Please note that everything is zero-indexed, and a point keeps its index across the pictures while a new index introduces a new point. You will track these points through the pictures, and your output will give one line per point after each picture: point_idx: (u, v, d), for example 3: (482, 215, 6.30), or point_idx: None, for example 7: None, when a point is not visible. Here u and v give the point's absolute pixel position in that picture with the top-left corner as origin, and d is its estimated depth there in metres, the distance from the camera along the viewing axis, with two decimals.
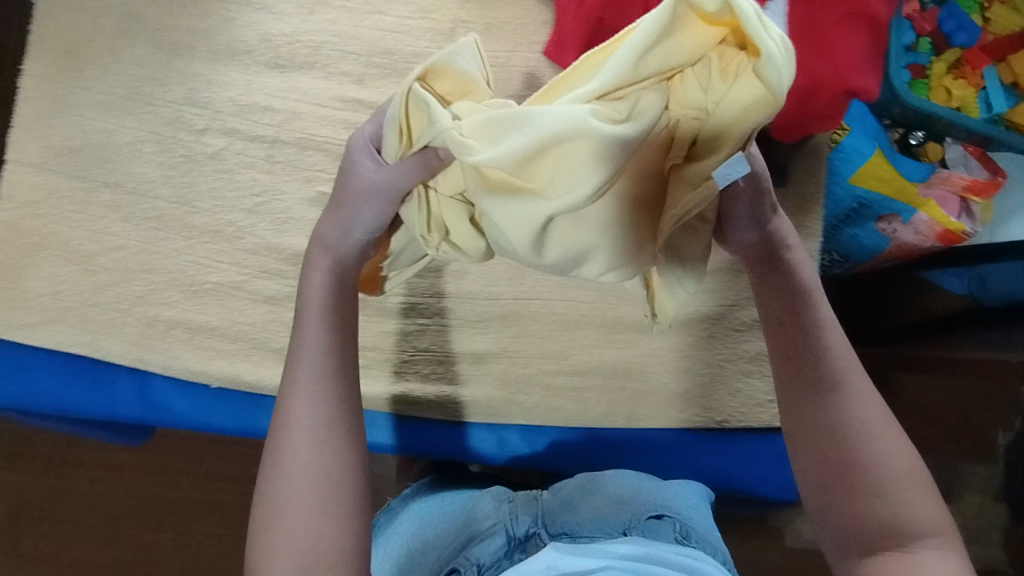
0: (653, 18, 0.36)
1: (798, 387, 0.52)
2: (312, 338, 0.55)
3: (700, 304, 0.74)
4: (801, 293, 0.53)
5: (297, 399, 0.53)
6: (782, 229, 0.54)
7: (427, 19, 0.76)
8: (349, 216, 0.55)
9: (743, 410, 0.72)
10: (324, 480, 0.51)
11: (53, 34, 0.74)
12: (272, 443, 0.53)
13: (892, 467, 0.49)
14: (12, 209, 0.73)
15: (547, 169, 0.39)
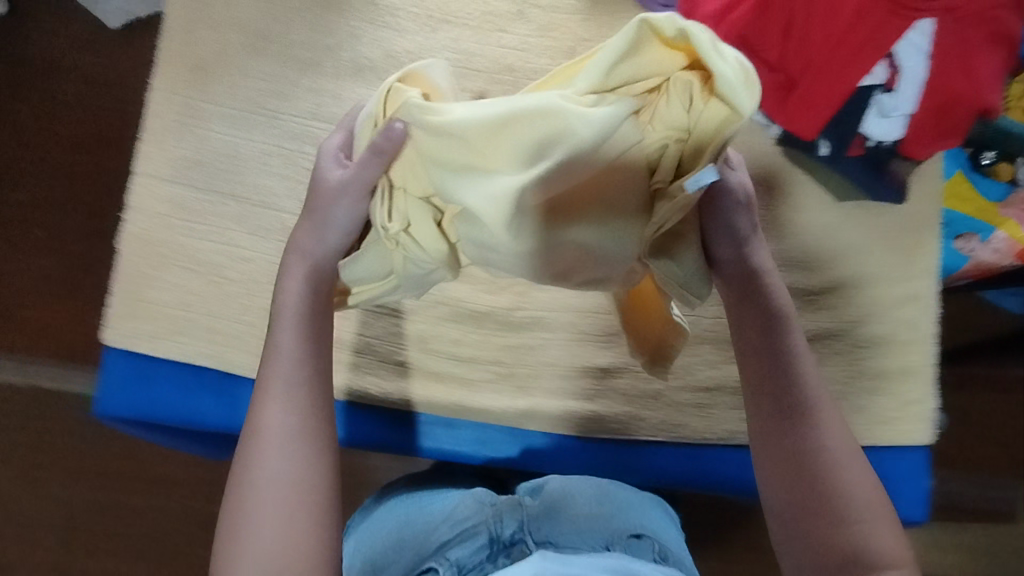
0: (620, 34, 0.39)
1: (767, 407, 0.58)
2: (287, 343, 0.59)
3: (810, 322, 0.77)
4: (774, 320, 0.58)
5: (271, 406, 0.58)
6: (761, 258, 0.58)
7: (548, 37, 0.77)
8: (322, 219, 0.57)
9: (864, 425, 0.75)
10: (295, 484, 0.56)
11: (179, 49, 0.75)
12: (248, 448, 0.58)
13: (856, 495, 0.56)
14: (141, 221, 0.74)
15: (510, 145, 0.38)
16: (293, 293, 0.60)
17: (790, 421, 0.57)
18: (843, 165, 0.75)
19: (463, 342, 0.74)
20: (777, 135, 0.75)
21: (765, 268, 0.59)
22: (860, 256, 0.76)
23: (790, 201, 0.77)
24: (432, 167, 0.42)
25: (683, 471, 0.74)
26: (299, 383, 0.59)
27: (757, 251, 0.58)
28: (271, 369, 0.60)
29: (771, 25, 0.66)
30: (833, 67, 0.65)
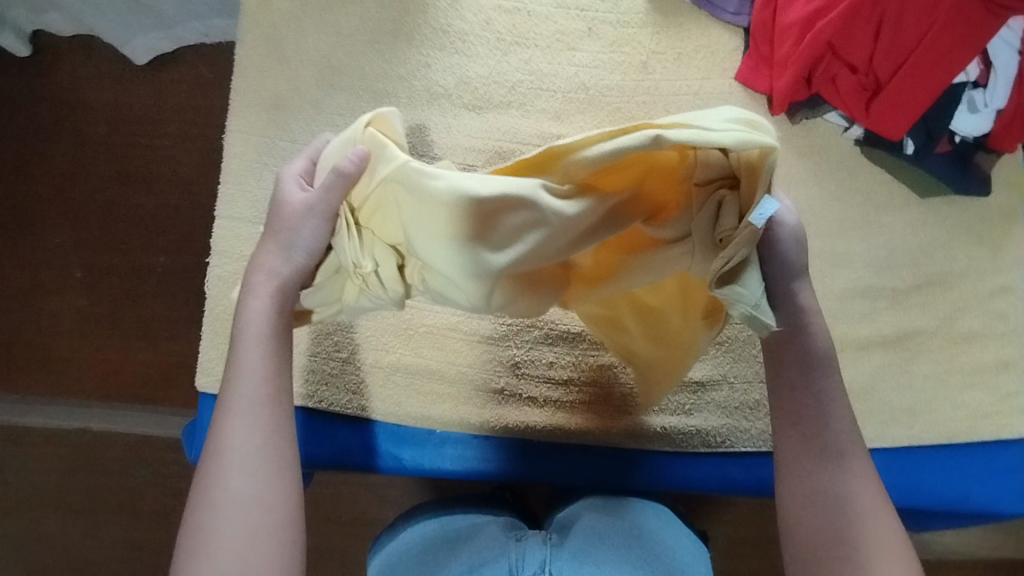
0: (610, 138, 0.41)
1: (793, 444, 0.57)
2: (253, 365, 0.56)
3: (909, 319, 0.75)
4: (816, 361, 0.55)
5: (234, 423, 0.55)
6: (801, 300, 0.54)
7: (619, 52, 0.77)
8: (282, 245, 0.55)
9: (967, 423, 0.73)
10: (255, 508, 0.54)
11: (254, 88, 0.75)
12: (208, 464, 0.55)
13: (878, 544, 0.54)
14: (226, 264, 0.73)
15: (496, 232, 0.45)
16: (258, 313, 0.56)
17: (814, 460, 0.56)
18: (928, 162, 0.74)
19: (558, 364, 0.74)
20: (857, 137, 0.76)
21: (808, 309, 0.54)
22: (948, 251, 0.76)
23: (874, 201, 0.76)
24: (409, 237, 0.46)
25: (769, 481, 0.72)
26: (261, 404, 0.56)
27: (800, 292, 0.54)
28: (231, 389, 0.56)
29: (862, 31, 0.68)
30: (922, 67, 0.67)
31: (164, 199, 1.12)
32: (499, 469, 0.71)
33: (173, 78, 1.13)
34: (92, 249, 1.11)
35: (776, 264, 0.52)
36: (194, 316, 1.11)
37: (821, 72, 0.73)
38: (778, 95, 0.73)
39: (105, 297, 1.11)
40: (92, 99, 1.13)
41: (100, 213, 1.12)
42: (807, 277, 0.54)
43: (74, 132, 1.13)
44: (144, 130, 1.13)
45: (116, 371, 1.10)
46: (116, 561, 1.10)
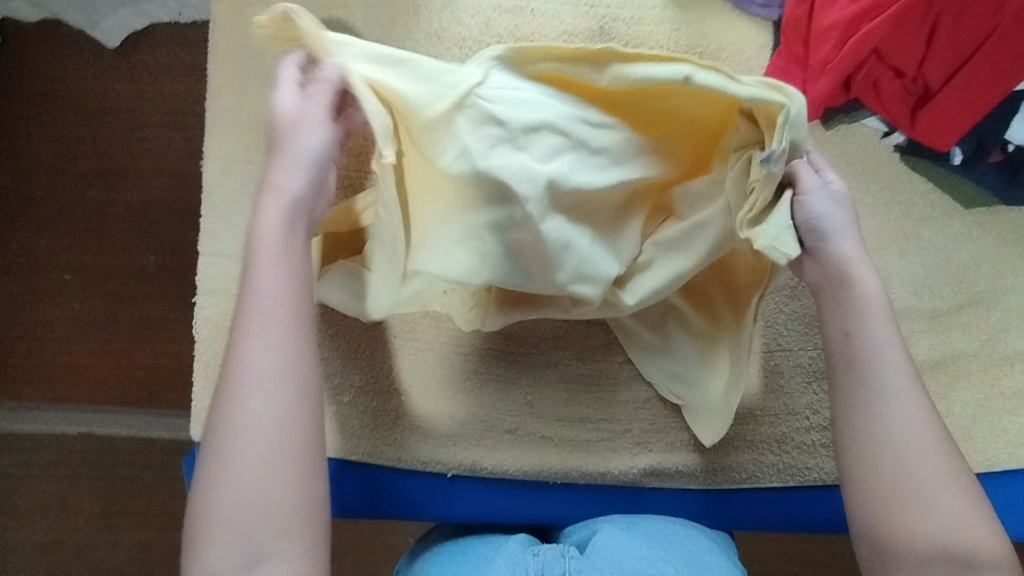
0: (642, 71, 0.47)
1: (850, 384, 0.54)
2: (266, 284, 0.51)
3: (948, 339, 0.69)
4: (867, 304, 0.54)
5: (252, 342, 0.50)
6: (841, 249, 0.54)
7: (634, 53, 0.70)
8: (288, 161, 0.53)
9: (1009, 450, 0.67)
10: (275, 431, 0.49)
11: (234, 109, 0.71)
12: (223, 389, 0.50)
13: (938, 479, 0.51)
14: (217, 304, 0.69)
15: (543, 147, 0.50)
16: (269, 235, 0.52)
17: (875, 399, 0.53)
18: (978, 171, 0.69)
19: (574, 401, 0.70)
20: (898, 142, 0.70)
21: (848, 259, 0.54)
22: (992, 267, 0.70)
23: (915, 213, 0.70)
24: (460, 156, 0.49)
25: (797, 515, 0.69)
26: (282, 321, 0.51)
27: (840, 243, 0.54)
28: (248, 306, 0.51)
29: (913, 35, 0.65)
30: (977, 75, 0.64)
31: (150, 198, 1.01)
32: (517, 505, 0.68)
33: (136, 62, 1.01)
34: (77, 252, 1.01)
35: (816, 217, 0.54)
36: (188, 319, 1.01)
37: (863, 76, 0.67)
38: (813, 102, 0.66)
39: (96, 303, 1.00)
40: (64, 87, 1.02)
41: (84, 213, 1.01)
42: (855, 233, 0.55)
43: (48, 125, 1.02)
44: (122, 123, 1.01)
45: (112, 378, 1.00)
46: None
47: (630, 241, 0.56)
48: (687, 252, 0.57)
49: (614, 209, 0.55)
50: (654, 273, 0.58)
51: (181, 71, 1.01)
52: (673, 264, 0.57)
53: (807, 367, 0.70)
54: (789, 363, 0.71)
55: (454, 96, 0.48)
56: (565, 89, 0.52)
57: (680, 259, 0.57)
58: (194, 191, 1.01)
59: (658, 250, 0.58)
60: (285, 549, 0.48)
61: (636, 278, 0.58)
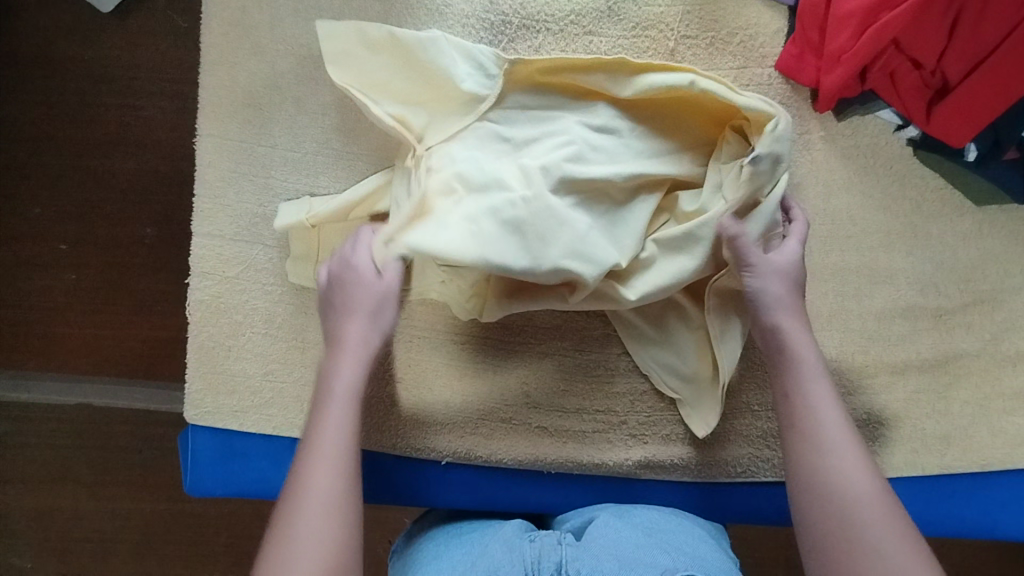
0: (644, 80, 0.58)
1: (795, 443, 0.56)
2: (330, 425, 0.55)
3: (950, 336, 0.68)
4: (798, 365, 0.58)
5: (317, 469, 0.53)
6: (781, 324, 0.59)
7: (644, 36, 0.67)
8: (357, 320, 0.58)
9: (1004, 450, 0.67)
10: (334, 551, 0.50)
11: (227, 85, 0.68)
12: (280, 519, 0.51)
13: (860, 488, 0.52)
14: (210, 285, 0.68)
15: (551, 144, 0.59)
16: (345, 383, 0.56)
17: (803, 431, 0.56)
18: (991, 171, 0.68)
19: (571, 392, 0.69)
20: (912, 136, 0.68)
21: (787, 330, 0.58)
22: (999, 266, 0.68)
23: (924, 210, 0.68)
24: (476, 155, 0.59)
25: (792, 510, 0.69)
26: (344, 453, 0.54)
27: (778, 315, 0.59)
28: (319, 438, 0.54)
29: (931, 28, 0.64)
30: (997, 74, 0.63)
31: (143, 169, 0.98)
32: (511, 495, 0.68)
33: (129, 29, 0.98)
34: (73, 222, 0.99)
35: (755, 292, 0.59)
36: (181, 294, 1.00)
37: (880, 66, 0.66)
38: (828, 92, 0.66)
39: (94, 273, 0.99)
40: (56, 54, 0.99)
41: (78, 184, 0.99)
42: (797, 311, 0.59)
43: (39, 93, 0.99)
44: (117, 92, 0.98)
45: (108, 350, 0.99)
46: (123, 556, 1.00)
47: (633, 227, 0.59)
48: (687, 250, 0.59)
49: (618, 200, 0.60)
50: (656, 270, 0.60)
51: (176, 39, 0.97)
52: (675, 262, 0.59)
53: None
54: None
55: (477, 112, 0.60)
56: (572, 94, 0.62)
57: (680, 255, 0.59)
58: (188, 163, 0.99)
59: (660, 248, 0.59)
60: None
61: (639, 275, 0.60)
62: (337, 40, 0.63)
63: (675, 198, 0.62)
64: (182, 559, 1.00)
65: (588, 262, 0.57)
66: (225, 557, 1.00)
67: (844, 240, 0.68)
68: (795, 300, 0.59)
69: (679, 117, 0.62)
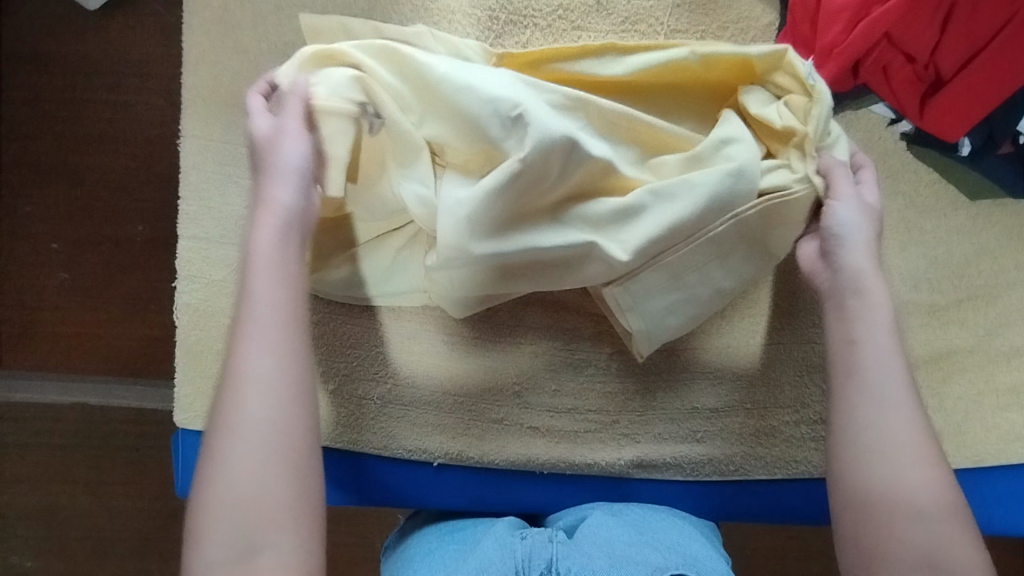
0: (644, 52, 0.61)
1: (852, 395, 0.54)
2: (263, 293, 0.52)
3: (944, 331, 0.68)
4: (870, 313, 0.55)
5: (251, 345, 0.50)
6: (855, 260, 0.56)
7: (632, 31, 0.67)
8: (275, 180, 0.54)
9: (998, 446, 0.67)
10: (272, 432, 0.49)
11: (211, 84, 0.67)
12: (221, 401, 0.50)
13: (909, 448, 0.52)
14: (197, 289, 0.67)
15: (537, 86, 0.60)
16: (265, 240, 0.53)
17: (862, 392, 0.54)
18: (985, 164, 0.67)
19: (562, 391, 0.69)
20: (905, 131, 0.68)
21: (862, 272, 0.56)
22: (993, 261, 0.68)
23: (918, 205, 0.68)
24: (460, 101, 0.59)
25: (784, 508, 0.69)
26: (278, 323, 0.51)
27: (854, 252, 0.56)
28: (249, 311, 0.51)
29: (926, 21, 0.63)
30: (987, 67, 0.63)
31: (133, 165, 0.97)
32: (509, 493, 0.68)
33: (115, 24, 0.96)
34: (63, 219, 0.98)
35: (835, 223, 0.57)
36: (170, 294, 0.99)
37: (872, 60, 0.65)
38: (820, 86, 0.64)
39: (82, 272, 0.98)
40: (42, 49, 0.97)
41: (65, 181, 0.98)
42: (872, 249, 0.57)
43: (24, 89, 0.98)
44: (104, 88, 0.97)
45: (100, 348, 0.98)
46: (122, 553, 1.00)
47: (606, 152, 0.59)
48: (680, 202, 0.58)
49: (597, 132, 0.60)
50: (645, 220, 0.58)
51: (163, 33, 0.96)
52: (665, 213, 0.58)
53: (800, 361, 0.70)
54: (784, 357, 0.70)
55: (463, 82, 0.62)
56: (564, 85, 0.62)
57: (674, 206, 0.58)
58: (178, 159, 0.97)
59: (653, 199, 0.58)
60: (279, 545, 0.47)
61: (627, 226, 0.59)
62: (324, 34, 0.63)
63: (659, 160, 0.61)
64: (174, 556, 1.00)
65: (552, 129, 0.54)
66: None
67: None
68: (870, 240, 0.57)
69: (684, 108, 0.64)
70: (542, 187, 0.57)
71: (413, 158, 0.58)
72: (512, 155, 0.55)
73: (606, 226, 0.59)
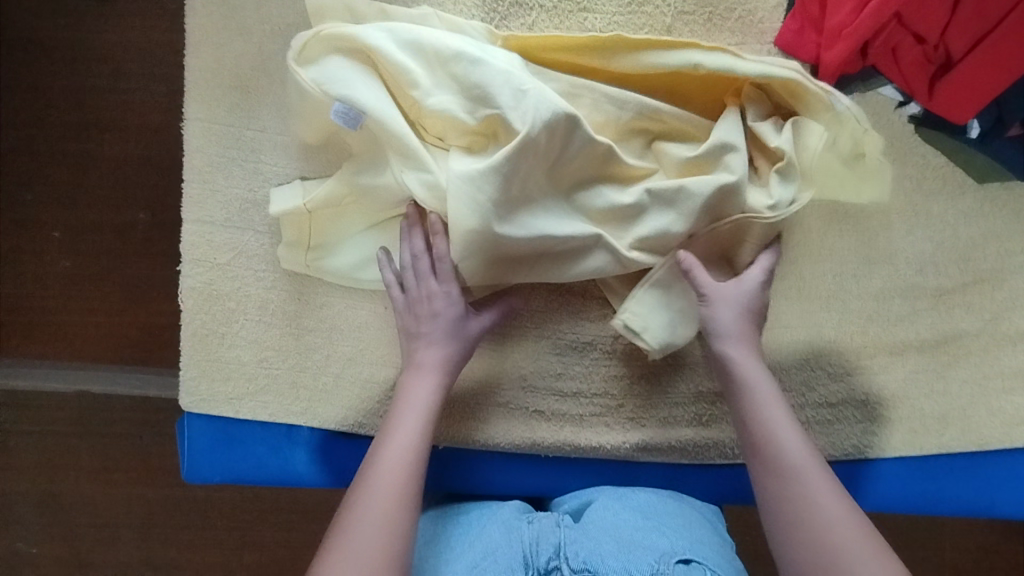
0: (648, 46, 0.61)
1: (758, 462, 0.55)
2: (408, 423, 0.57)
3: (951, 315, 0.68)
4: (754, 392, 0.57)
5: (384, 451, 0.55)
6: (731, 350, 0.59)
7: (638, 12, 0.66)
8: (435, 342, 0.60)
9: (1003, 430, 0.67)
10: (393, 511, 0.51)
11: (213, 66, 0.67)
12: (352, 493, 0.53)
13: (825, 508, 0.51)
14: (201, 273, 0.67)
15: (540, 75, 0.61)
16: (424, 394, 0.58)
17: (768, 454, 0.55)
18: (994, 147, 0.66)
19: (567, 375, 0.69)
20: (913, 113, 0.67)
21: (737, 359, 0.59)
22: (1000, 245, 0.68)
23: (925, 188, 0.68)
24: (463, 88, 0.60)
25: None
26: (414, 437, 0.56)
27: (730, 347, 0.59)
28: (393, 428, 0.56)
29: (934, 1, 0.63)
30: (1003, 48, 0.61)
31: (134, 152, 0.97)
32: (515, 477, 0.69)
33: (117, 10, 0.96)
34: (64, 208, 0.98)
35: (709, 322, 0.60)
36: (174, 281, 0.99)
37: (882, 42, 0.65)
38: (828, 68, 0.65)
39: (86, 261, 0.98)
40: (42, 35, 0.97)
41: (67, 169, 0.97)
42: (749, 340, 0.59)
43: (23, 76, 0.97)
44: (105, 74, 0.96)
45: (105, 336, 0.98)
46: (127, 541, 1.00)
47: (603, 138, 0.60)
48: (677, 210, 0.60)
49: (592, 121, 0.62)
50: (648, 218, 0.61)
51: (164, 18, 0.96)
52: (662, 217, 0.61)
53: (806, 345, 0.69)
54: None
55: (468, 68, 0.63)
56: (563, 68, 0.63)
57: (674, 210, 0.60)
58: (179, 147, 0.97)
59: (653, 200, 0.60)
60: None
61: (629, 222, 0.62)
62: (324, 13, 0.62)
63: (662, 148, 0.63)
64: (179, 544, 1.00)
65: (552, 104, 0.56)
66: (223, 544, 1.00)
67: (841, 219, 0.68)
68: (748, 331, 0.60)
69: (692, 91, 0.64)
70: (547, 164, 0.59)
71: (411, 146, 0.58)
72: (520, 126, 0.56)
73: (609, 221, 0.62)
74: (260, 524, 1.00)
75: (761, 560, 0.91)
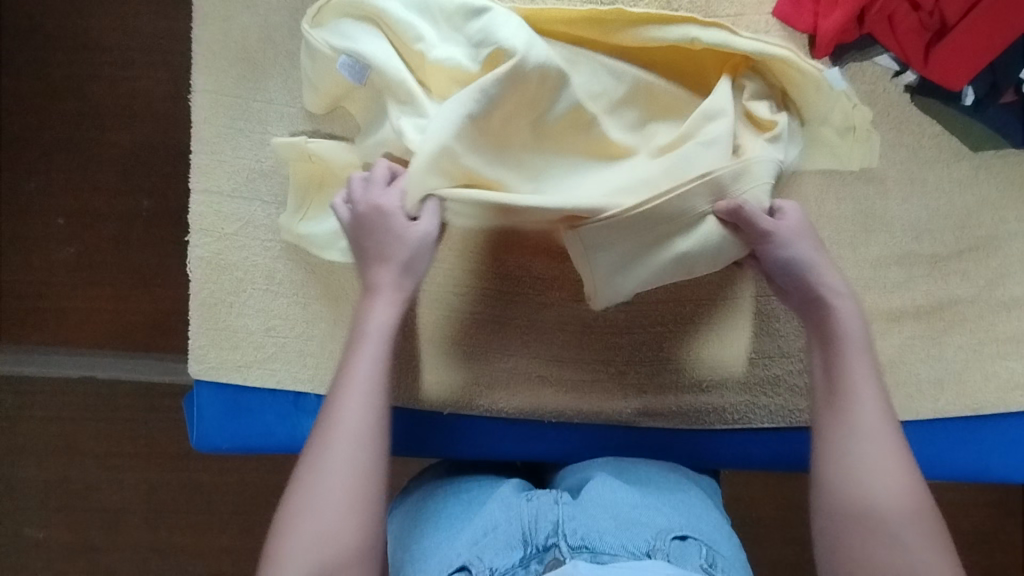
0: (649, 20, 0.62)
1: (831, 414, 0.56)
2: (366, 364, 0.55)
3: (946, 281, 0.69)
4: (833, 340, 0.58)
5: (347, 399, 0.54)
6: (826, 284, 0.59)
7: None
8: (388, 263, 0.58)
9: (998, 395, 0.68)
10: (364, 466, 0.52)
11: (221, 40, 0.68)
12: (314, 443, 0.53)
13: (889, 467, 0.53)
14: (209, 243, 0.68)
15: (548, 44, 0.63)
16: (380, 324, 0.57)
17: (846, 407, 0.55)
18: (990, 114, 0.67)
19: (571, 343, 0.70)
20: (909, 82, 0.69)
21: (834, 289, 0.59)
22: (995, 212, 0.69)
23: (921, 156, 0.69)
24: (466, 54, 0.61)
25: (787, 456, 0.70)
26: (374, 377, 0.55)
27: (829, 278, 0.59)
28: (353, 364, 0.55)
29: None
30: (994, 15, 0.64)
31: (140, 136, 0.98)
32: (518, 445, 0.70)
33: None
34: (70, 194, 0.98)
35: (794, 258, 0.59)
36: (180, 263, 1.00)
37: (878, 9, 0.66)
38: (825, 36, 0.66)
39: (92, 246, 0.99)
40: (48, 20, 0.97)
41: (73, 153, 0.98)
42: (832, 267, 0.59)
43: (29, 60, 0.98)
44: (110, 58, 0.97)
45: (111, 320, 0.99)
46: (134, 523, 1.01)
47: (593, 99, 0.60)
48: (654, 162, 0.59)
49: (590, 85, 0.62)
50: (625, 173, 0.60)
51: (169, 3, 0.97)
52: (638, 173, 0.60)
53: None
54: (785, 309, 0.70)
55: None
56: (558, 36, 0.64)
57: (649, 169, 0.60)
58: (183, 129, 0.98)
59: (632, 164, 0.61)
60: None
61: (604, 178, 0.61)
62: None
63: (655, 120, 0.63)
64: (186, 524, 1.01)
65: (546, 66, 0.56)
66: (229, 523, 1.01)
67: (837, 186, 0.69)
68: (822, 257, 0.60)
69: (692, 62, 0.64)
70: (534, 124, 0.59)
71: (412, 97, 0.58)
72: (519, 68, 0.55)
73: None
74: (265, 503, 1.01)
75: (761, 531, 0.92)
